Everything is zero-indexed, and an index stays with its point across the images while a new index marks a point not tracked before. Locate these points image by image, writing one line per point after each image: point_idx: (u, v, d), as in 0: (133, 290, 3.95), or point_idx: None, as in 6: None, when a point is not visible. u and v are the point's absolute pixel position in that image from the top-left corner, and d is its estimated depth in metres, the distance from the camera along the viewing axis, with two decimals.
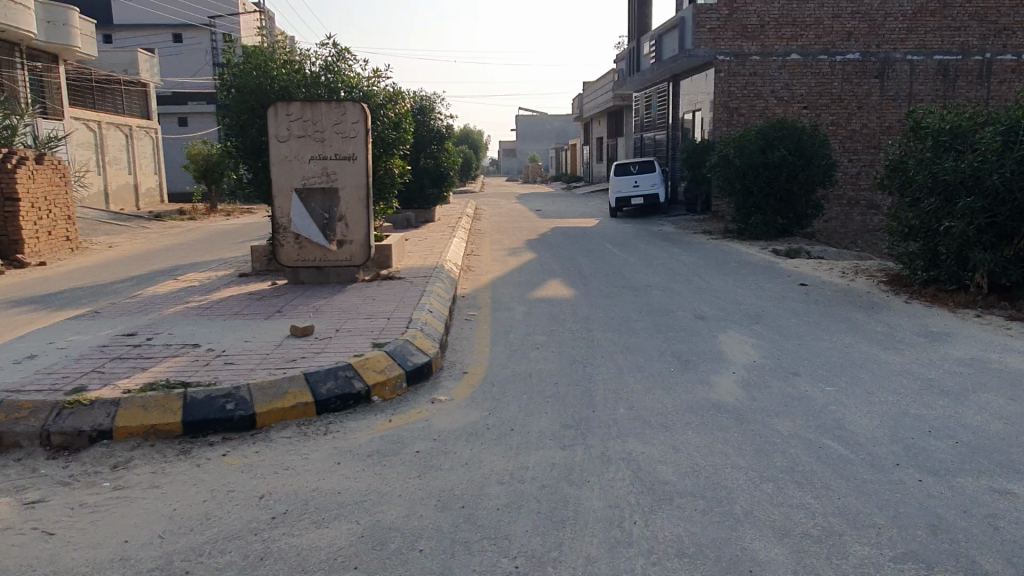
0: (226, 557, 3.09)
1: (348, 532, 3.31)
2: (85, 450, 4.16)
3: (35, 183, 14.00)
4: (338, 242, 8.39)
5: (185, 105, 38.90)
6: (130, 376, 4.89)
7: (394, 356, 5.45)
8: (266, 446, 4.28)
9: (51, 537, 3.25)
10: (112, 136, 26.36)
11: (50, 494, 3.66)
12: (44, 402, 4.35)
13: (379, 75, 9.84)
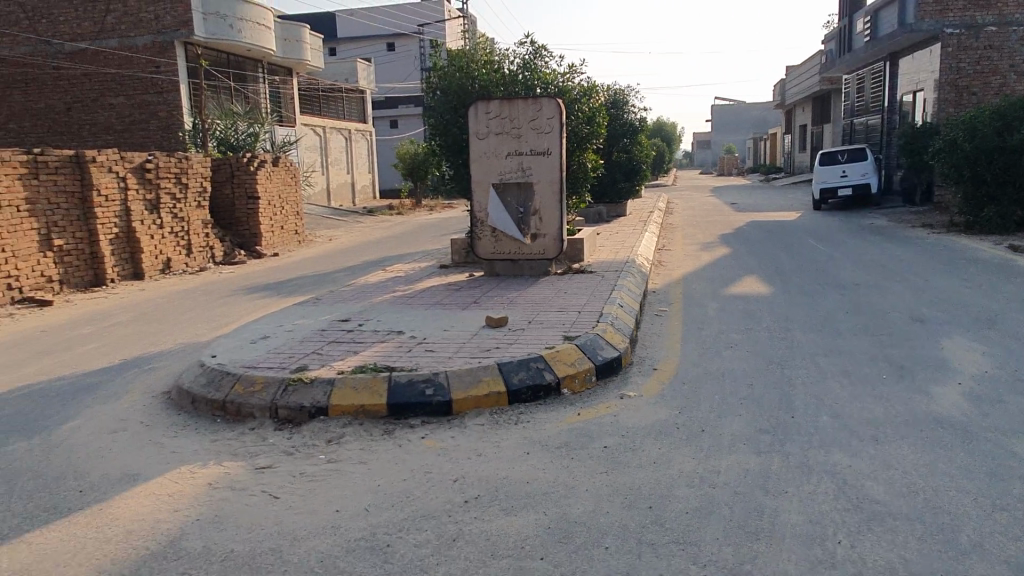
0: (423, 535, 3.28)
1: (535, 521, 3.38)
2: (306, 423, 4.63)
3: (271, 182, 15.79)
4: (532, 235, 8.59)
5: (396, 109, 42.00)
6: (343, 358, 5.35)
7: (584, 349, 5.48)
8: (462, 431, 4.49)
9: (277, 501, 3.64)
10: (334, 139, 29.09)
11: (277, 461, 4.11)
12: (274, 379, 4.90)
13: (574, 70, 9.91)
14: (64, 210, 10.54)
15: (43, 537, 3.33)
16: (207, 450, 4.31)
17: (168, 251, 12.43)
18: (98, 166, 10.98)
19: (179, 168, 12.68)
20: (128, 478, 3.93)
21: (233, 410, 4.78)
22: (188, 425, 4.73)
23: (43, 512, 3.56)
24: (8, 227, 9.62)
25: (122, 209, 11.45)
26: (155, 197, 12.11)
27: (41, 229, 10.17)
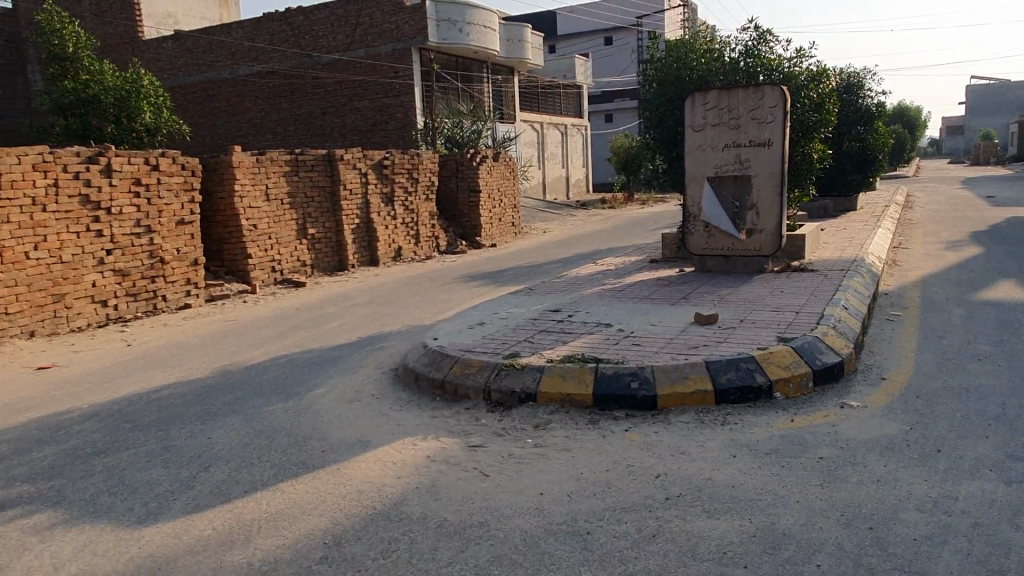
0: (623, 527, 3.32)
1: (739, 528, 3.27)
2: (515, 407, 4.87)
3: (492, 177, 16.62)
4: (748, 231, 8.21)
5: (612, 103, 42.14)
6: (552, 348, 5.54)
7: (801, 352, 5.16)
8: (666, 428, 4.45)
9: (486, 478, 3.88)
10: (551, 134, 29.87)
11: (488, 441, 4.38)
12: (489, 363, 5.21)
13: (802, 54, 9.29)
14: (317, 203, 11.94)
15: (292, 487, 3.85)
16: (427, 424, 4.70)
17: (400, 240, 13.60)
18: (345, 163, 12.28)
19: (411, 165, 13.79)
20: (361, 444, 4.41)
21: (451, 389, 5.16)
22: (412, 400, 5.18)
23: (293, 466, 4.11)
24: (274, 218, 11.12)
25: (364, 202, 12.73)
26: (390, 190, 13.30)
27: (299, 219, 11.62)
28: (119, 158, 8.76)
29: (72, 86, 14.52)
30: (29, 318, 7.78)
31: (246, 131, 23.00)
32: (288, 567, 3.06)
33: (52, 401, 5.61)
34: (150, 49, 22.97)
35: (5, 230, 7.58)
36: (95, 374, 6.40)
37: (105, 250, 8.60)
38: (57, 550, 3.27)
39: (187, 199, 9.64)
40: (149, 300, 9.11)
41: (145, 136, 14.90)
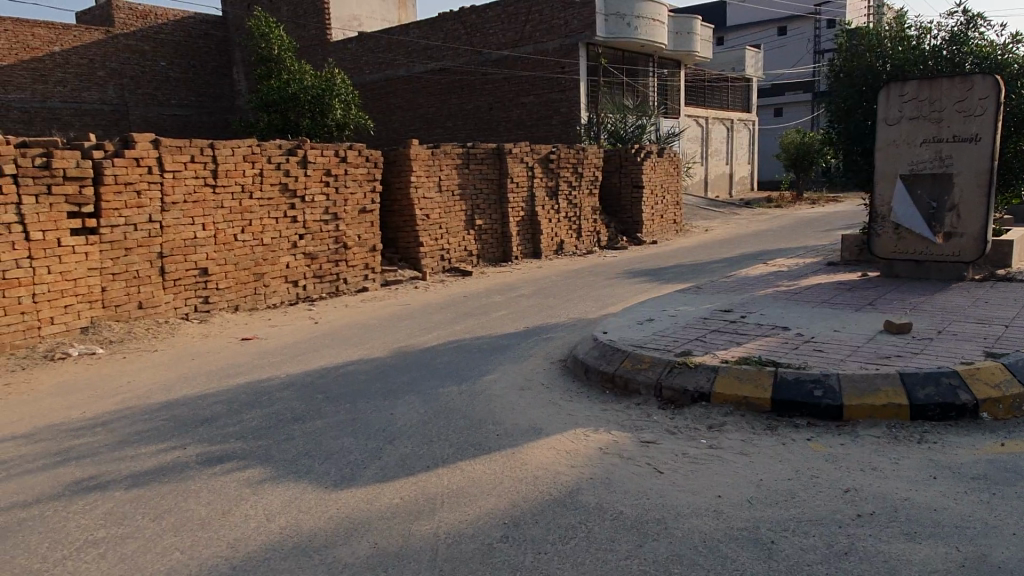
0: (810, 540, 3.15)
1: (945, 556, 3.00)
2: (687, 406, 4.77)
3: (655, 172, 16.33)
4: (945, 235, 7.46)
5: (783, 96, 40.05)
6: (726, 348, 5.36)
7: (1014, 370, 4.62)
8: (853, 441, 4.17)
9: (661, 475, 3.84)
10: (716, 130, 28.86)
11: (661, 438, 4.32)
12: (660, 360, 5.15)
13: (1019, 40, 8.33)
14: (485, 195, 12.31)
15: (472, 466, 4.00)
16: (597, 416, 4.72)
17: (562, 234, 13.73)
18: (514, 157, 12.55)
19: (577, 159, 13.85)
20: (534, 430, 4.51)
21: (621, 383, 5.15)
22: (581, 392, 5.22)
23: (471, 446, 4.27)
24: (445, 208, 11.59)
25: (529, 196, 12.96)
26: (554, 185, 13.45)
27: (468, 211, 12.03)
28: (313, 150, 9.48)
29: (276, 85, 15.88)
30: (235, 294, 8.65)
31: (416, 126, 24.16)
32: (471, 542, 3.19)
33: (256, 369, 6.22)
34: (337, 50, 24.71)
35: (219, 215, 8.46)
36: (291, 347, 7.01)
37: (298, 235, 9.37)
38: (268, 502, 3.62)
39: (369, 189, 10.27)
40: (333, 282, 9.84)
41: (334, 131, 16.07)
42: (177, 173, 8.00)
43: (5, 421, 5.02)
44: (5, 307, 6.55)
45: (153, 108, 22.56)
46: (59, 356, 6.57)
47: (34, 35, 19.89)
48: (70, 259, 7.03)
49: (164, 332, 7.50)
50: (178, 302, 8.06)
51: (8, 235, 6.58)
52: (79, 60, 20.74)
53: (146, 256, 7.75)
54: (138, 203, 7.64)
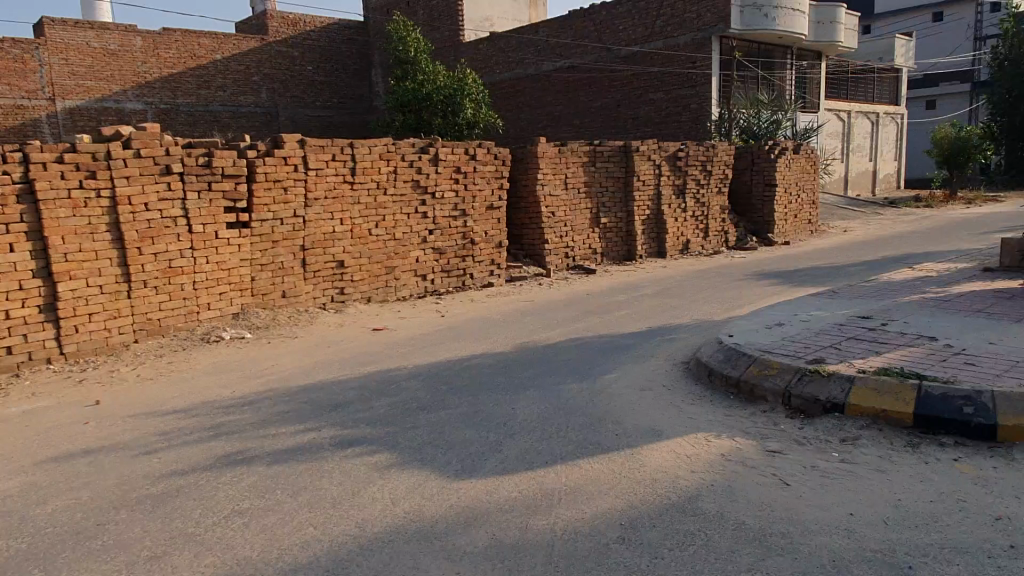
0: (954, 569, 2.92)
1: None
2: (818, 417, 4.54)
3: (790, 170, 15.58)
4: None
5: (937, 87, 37.08)
6: (864, 357, 5.05)
7: None
8: (1008, 465, 3.82)
9: (788, 487, 3.68)
10: (860, 124, 27.13)
11: (789, 448, 4.14)
12: (790, 367, 4.93)
13: None
14: (611, 193, 12.23)
15: (589, 465, 4.01)
16: (720, 422, 4.59)
17: (689, 233, 13.43)
18: (641, 154, 12.39)
19: (706, 157, 13.47)
20: (655, 433, 4.45)
21: (747, 390, 4.98)
22: (704, 396, 5.09)
23: (590, 445, 4.28)
24: (570, 205, 11.62)
25: (656, 194, 12.75)
26: (682, 183, 13.15)
27: (593, 208, 12.00)
28: (445, 148, 9.76)
29: (412, 86, 16.52)
30: (369, 286, 9.11)
31: (544, 122, 24.32)
32: (587, 540, 3.21)
33: (386, 358, 6.52)
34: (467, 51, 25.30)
35: (356, 210, 8.90)
36: (418, 338, 7.29)
37: (428, 231, 9.71)
38: (394, 487, 3.80)
39: (497, 186, 10.46)
40: (459, 277, 10.14)
41: (464, 129, 16.46)
42: (320, 171, 8.49)
43: (168, 395, 5.56)
44: (170, 292, 7.23)
45: (300, 109, 24.06)
46: (213, 339, 7.19)
47: (200, 45, 21.76)
48: (225, 250, 7.66)
49: (304, 320, 8.01)
50: (317, 291, 8.58)
51: (174, 228, 7.24)
52: (237, 66, 22.48)
53: (291, 248, 8.30)
54: (284, 198, 8.17)
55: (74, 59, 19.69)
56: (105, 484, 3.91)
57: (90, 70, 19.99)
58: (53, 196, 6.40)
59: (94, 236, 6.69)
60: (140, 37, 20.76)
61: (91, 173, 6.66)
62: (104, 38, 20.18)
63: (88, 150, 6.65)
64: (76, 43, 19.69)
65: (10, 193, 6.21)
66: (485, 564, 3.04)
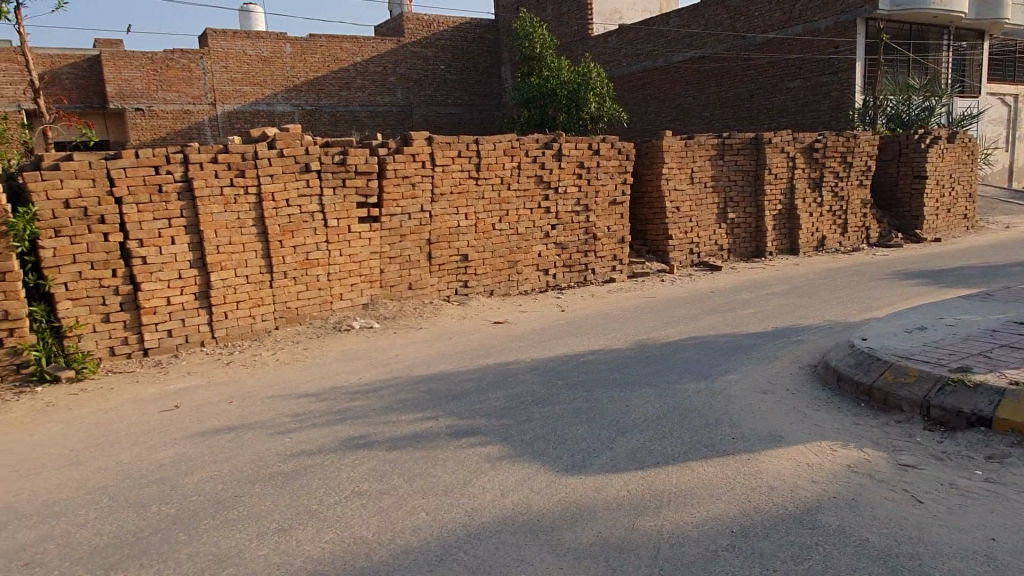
0: None
1: None
2: (961, 431, 4.16)
3: (944, 160, 14.33)
4: None
5: None
6: (1019, 368, 4.58)
7: None
8: None
9: (920, 504, 3.42)
10: None
11: (924, 463, 3.84)
12: (929, 375, 4.57)
13: None
14: (740, 187, 11.77)
15: (702, 468, 3.90)
16: (848, 431, 4.33)
17: (825, 229, 12.70)
18: (774, 147, 11.83)
19: (846, 148, 12.65)
20: (774, 438, 4.26)
21: (880, 398, 4.66)
22: (832, 402, 4.81)
23: (704, 447, 4.16)
24: (696, 200, 11.30)
25: (789, 188, 12.14)
26: (819, 176, 12.44)
27: (720, 203, 11.61)
28: (568, 143, 9.76)
29: (537, 82, 16.64)
30: (491, 279, 9.30)
31: (673, 114, 23.75)
32: (695, 545, 3.13)
33: (504, 351, 6.64)
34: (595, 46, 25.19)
35: (481, 205, 9.10)
36: (536, 332, 7.37)
37: (550, 226, 9.77)
38: (503, 479, 3.87)
39: (620, 180, 10.34)
40: (581, 272, 10.14)
41: (588, 123, 16.37)
42: (446, 167, 8.73)
43: (303, 379, 5.95)
44: (307, 283, 7.72)
45: (432, 107, 24.85)
46: (345, 327, 7.62)
47: (342, 48, 22.97)
48: (357, 244, 8.07)
49: (429, 312, 8.31)
50: (442, 284, 8.87)
51: (311, 222, 7.70)
52: (375, 68, 23.54)
53: (418, 242, 8.60)
54: (413, 194, 8.47)
55: (232, 66, 21.41)
56: (243, 459, 4.25)
57: (245, 76, 21.65)
58: (207, 193, 6.99)
59: (241, 230, 7.25)
60: (289, 44, 22.21)
61: (240, 172, 7.20)
62: (258, 46, 21.75)
63: (238, 150, 7.19)
64: (235, 51, 21.40)
65: (171, 190, 6.84)
66: (589, 561, 3.04)
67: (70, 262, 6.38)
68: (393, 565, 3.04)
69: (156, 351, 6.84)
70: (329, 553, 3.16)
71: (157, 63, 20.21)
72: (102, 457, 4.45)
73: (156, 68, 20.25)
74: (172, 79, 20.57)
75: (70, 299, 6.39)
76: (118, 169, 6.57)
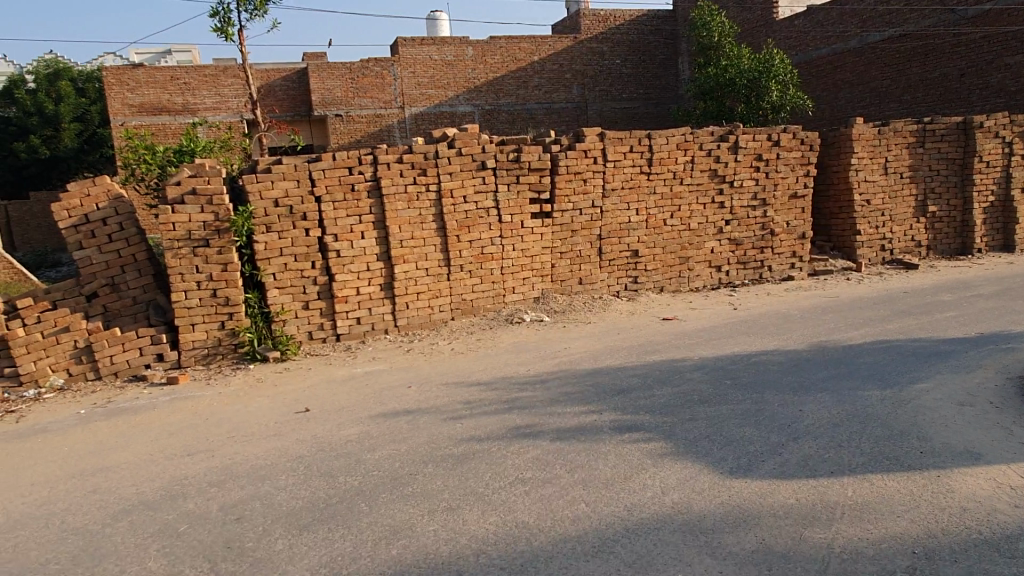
0: None
1: None
2: None
3: None
4: None
5: None
6: None
7: None
8: None
9: None
10: None
11: None
12: None
13: None
14: (943, 177, 10.66)
15: (884, 481, 3.64)
16: None
17: None
18: (986, 131, 10.60)
19: None
20: (969, 455, 3.87)
21: None
22: None
23: (885, 460, 3.88)
24: (890, 193, 10.40)
25: (1003, 177, 10.81)
26: None
27: (919, 196, 10.59)
28: (746, 135, 9.37)
29: (715, 72, 16.12)
30: (662, 276, 9.18)
31: (830, 102, 20.52)
32: (870, 563, 2.95)
33: (672, 349, 6.55)
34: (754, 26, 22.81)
35: (652, 200, 8.99)
36: (706, 331, 7.17)
37: (725, 221, 9.45)
38: (665, 476, 3.86)
39: (803, 172, 9.76)
40: (757, 269, 9.72)
41: (769, 113, 15.41)
42: (618, 163, 8.71)
43: (474, 369, 6.26)
44: (481, 276, 8.08)
45: (607, 102, 24.80)
46: (517, 320, 7.89)
47: (521, 49, 23.59)
48: (530, 239, 8.30)
49: (598, 306, 8.38)
50: (612, 279, 8.89)
51: (487, 218, 8.04)
52: (552, 66, 23.94)
53: (588, 238, 8.67)
54: (584, 190, 8.54)
55: (419, 71, 22.76)
56: (419, 440, 4.58)
57: (431, 80, 22.91)
58: (392, 191, 7.52)
59: (423, 226, 7.73)
60: (471, 47, 23.12)
61: (422, 171, 7.67)
62: (443, 51, 22.90)
63: (421, 150, 7.66)
64: (422, 57, 22.71)
65: (362, 189, 7.44)
66: (750, 568, 2.96)
67: (278, 255, 7.17)
68: (553, 552, 3.15)
69: (347, 337, 7.50)
70: (493, 534, 3.34)
71: (355, 72, 22.14)
72: (301, 430, 4.99)
73: (354, 77, 22.14)
74: (367, 86, 22.35)
75: (276, 288, 7.19)
76: (318, 171, 7.25)
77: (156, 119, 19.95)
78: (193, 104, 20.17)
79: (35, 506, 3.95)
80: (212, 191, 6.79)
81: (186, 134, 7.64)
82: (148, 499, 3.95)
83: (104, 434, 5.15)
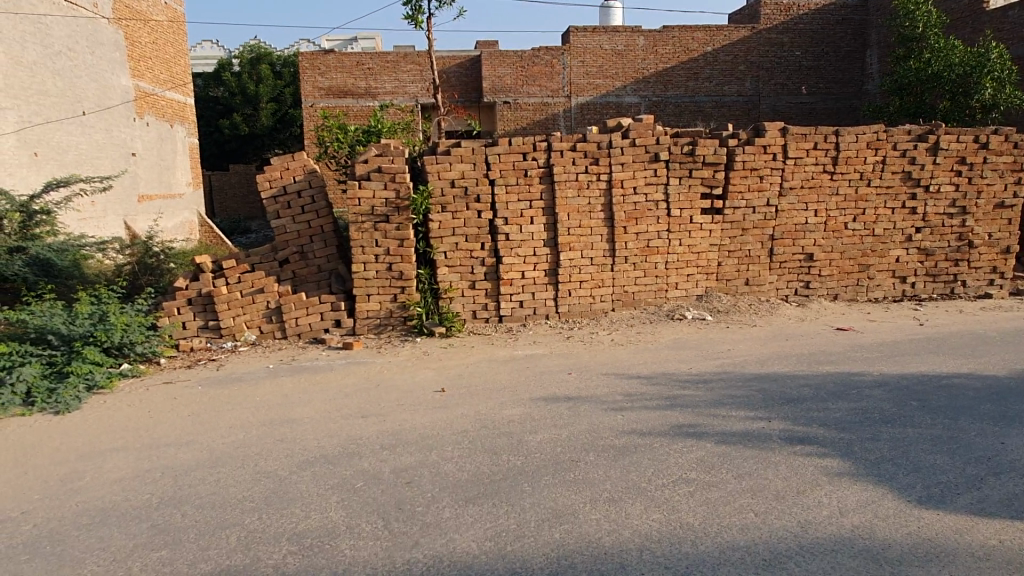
0: None
1: None
2: None
3: None
4: None
5: None
6: None
7: None
8: None
9: None
10: None
11: None
12: None
13: None
14: None
15: None
16: None
17: None
18: None
19: None
20: None
21: None
22: None
23: None
24: None
25: None
26: None
27: None
28: (948, 135, 8.52)
29: (916, 65, 15.08)
30: (838, 282, 8.61)
31: None
32: None
33: (847, 360, 6.13)
34: (962, 16, 20.55)
35: (834, 202, 8.42)
36: (887, 346, 6.63)
37: (914, 228, 8.68)
38: (844, 496, 3.61)
39: (1012, 180, 8.76)
40: (948, 282, 8.87)
41: (978, 113, 13.96)
42: (799, 160, 8.22)
43: (632, 361, 6.20)
44: (645, 269, 7.96)
45: (783, 97, 23.55)
46: (678, 316, 7.73)
47: (694, 39, 22.89)
48: (698, 235, 8.06)
49: (764, 309, 8.00)
50: (781, 283, 8.46)
51: (655, 210, 7.88)
52: (726, 57, 23.06)
53: (759, 237, 8.29)
54: (759, 187, 8.15)
55: (589, 61, 22.74)
56: (579, 428, 4.60)
57: (600, 70, 22.82)
58: (564, 178, 7.56)
59: (590, 215, 7.71)
60: (643, 37, 22.74)
61: (594, 160, 7.64)
62: (614, 40, 22.71)
63: (595, 140, 7.61)
64: (593, 46, 22.68)
65: (534, 175, 7.53)
66: None
67: (450, 234, 7.45)
68: (720, 558, 3.05)
69: (508, 318, 7.70)
70: (656, 531, 3.29)
71: (525, 61, 22.51)
72: (464, 405, 5.17)
73: (524, 65, 22.56)
74: (537, 75, 22.70)
75: (447, 266, 7.49)
76: (494, 156, 7.42)
77: (343, 102, 21.34)
78: (374, 88, 21.37)
79: (233, 447, 4.38)
80: (396, 169, 7.15)
81: (376, 115, 8.11)
82: (328, 454, 4.26)
83: (290, 389, 5.60)
